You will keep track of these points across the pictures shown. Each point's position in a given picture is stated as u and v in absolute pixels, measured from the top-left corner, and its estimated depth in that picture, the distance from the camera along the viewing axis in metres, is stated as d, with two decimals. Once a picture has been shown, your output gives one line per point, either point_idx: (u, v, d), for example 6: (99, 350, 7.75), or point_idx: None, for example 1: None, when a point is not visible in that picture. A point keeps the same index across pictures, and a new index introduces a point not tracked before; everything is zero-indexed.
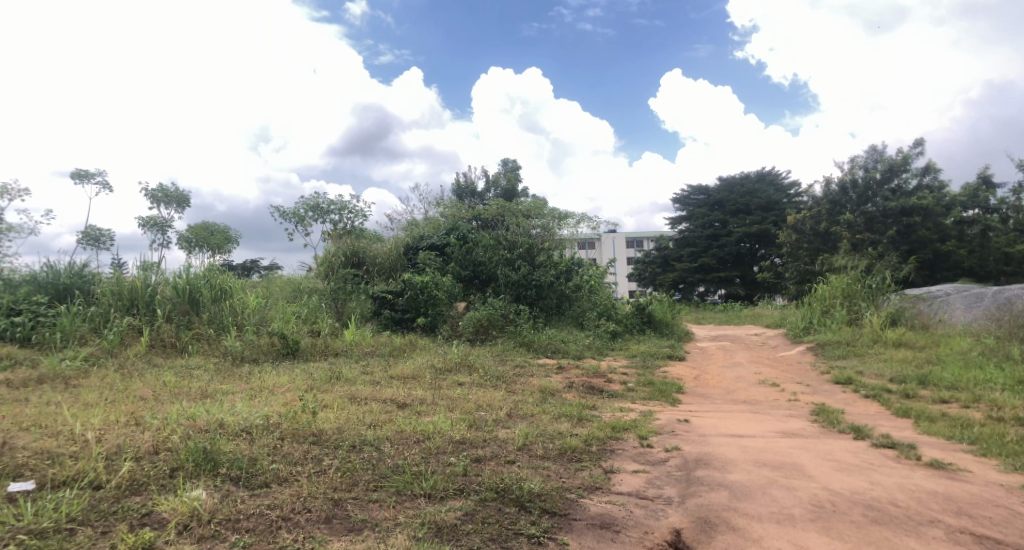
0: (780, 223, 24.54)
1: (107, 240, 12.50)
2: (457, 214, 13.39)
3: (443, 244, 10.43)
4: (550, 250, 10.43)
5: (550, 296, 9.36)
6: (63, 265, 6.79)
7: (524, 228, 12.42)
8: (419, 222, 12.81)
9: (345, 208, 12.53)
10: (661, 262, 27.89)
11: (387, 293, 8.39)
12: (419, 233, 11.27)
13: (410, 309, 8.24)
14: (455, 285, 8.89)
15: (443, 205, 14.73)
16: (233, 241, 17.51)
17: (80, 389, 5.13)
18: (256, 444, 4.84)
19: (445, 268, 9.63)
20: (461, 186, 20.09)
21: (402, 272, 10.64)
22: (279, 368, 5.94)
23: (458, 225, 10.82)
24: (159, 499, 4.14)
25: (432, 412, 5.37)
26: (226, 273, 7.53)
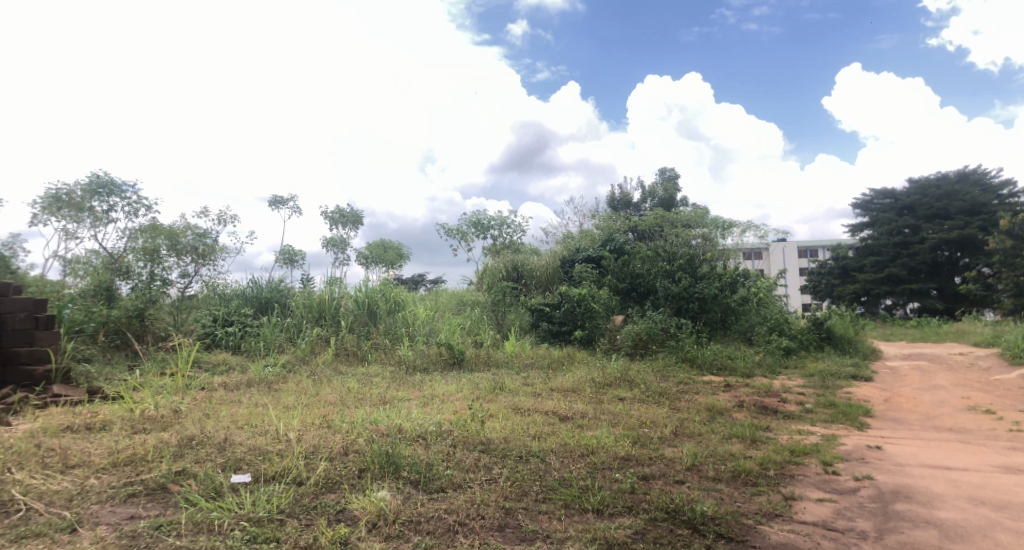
0: (990, 228, 21.66)
1: (301, 259, 13.98)
2: (613, 225, 13.36)
3: (598, 256, 10.46)
4: (713, 260, 10.03)
5: (714, 309, 8.97)
6: (265, 281, 7.69)
7: (684, 239, 12.08)
8: (575, 234, 12.95)
9: (504, 223, 12.96)
10: (839, 272, 26.01)
11: (545, 306, 8.57)
12: (575, 245, 11.37)
13: (568, 322, 8.35)
14: (612, 298, 8.89)
15: (598, 217, 14.76)
16: (404, 257, 18.73)
17: (281, 393, 5.76)
18: (431, 449, 5.14)
19: (602, 280, 9.76)
20: (614, 199, 20.05)
21: (558, 285, 10.89)
22: (447, 378, 6.25)
23: (614, 237, 10.79)
24: (350, 497, 4.53)
25: (595, 426, 5.37)
26: (398, 286, 8.11)
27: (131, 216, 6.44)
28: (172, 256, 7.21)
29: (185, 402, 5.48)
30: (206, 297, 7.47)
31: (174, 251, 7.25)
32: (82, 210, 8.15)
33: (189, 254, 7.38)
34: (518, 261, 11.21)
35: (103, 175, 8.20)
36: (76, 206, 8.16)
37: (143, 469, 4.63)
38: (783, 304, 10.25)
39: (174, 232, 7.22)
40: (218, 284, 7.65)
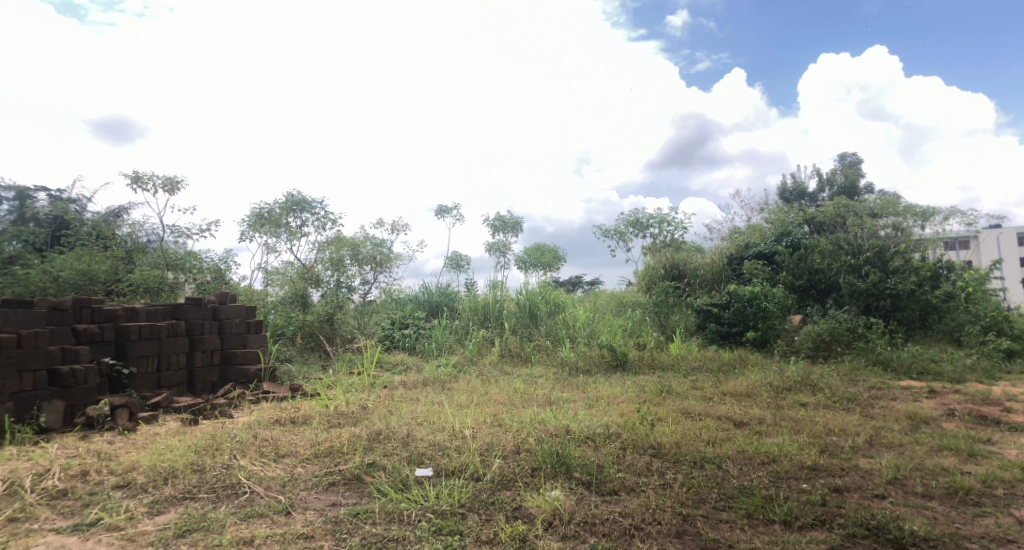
0: None
1: (466, 265, 14.62)
2: (784, 218, 12.58)
3: (771, 252, 9.90)
4: (907, 252, 9.05)
5: (912, 306, 8.14)
6: (435, 286, 8.18)
7: (871, 230, 11.05)
8: (741, 229, 12.33)
9: (665, 221, 12.67)
10: None
11: (712, 306, 8.25)
12: (744, 241, 10.83)
13: (738, 322, 7.99)
14: (788, 297, 8.38)
15: (767, 210, 13.96)
16: (561, 261, 18.94)
17: (454, 392, 6.05)
18: (601, 451, 5.11)
19: (775, 278, 9.21)
20: (788, 191, 18.92)
21: (725, 284, 10.37)
22: (611, 379, 6.20)
23: (790, 231, 10.13)
24: (526, 495, 4.64)
25: (775, 433, 5.05)
26: (557, 288, 8.24)
27: (321, 231, 7.12)
28: (354, 264, 7.99)
29: (371, 400, 5.94)
30: (384, 302, 8.08)
31: (356, 260, 8.02)
32: (280, 226, 9.18)
33: (368, 262, 8.08)
34: (678, 260, 11.02)
35: (298, 193, 9.16)
36: (275, 222, 9.18)
37: (340, 461, 5.08)
38: (999, 299, 9.02)
39: (355, 243, 7.94)
40: (396, 290, 8.25)
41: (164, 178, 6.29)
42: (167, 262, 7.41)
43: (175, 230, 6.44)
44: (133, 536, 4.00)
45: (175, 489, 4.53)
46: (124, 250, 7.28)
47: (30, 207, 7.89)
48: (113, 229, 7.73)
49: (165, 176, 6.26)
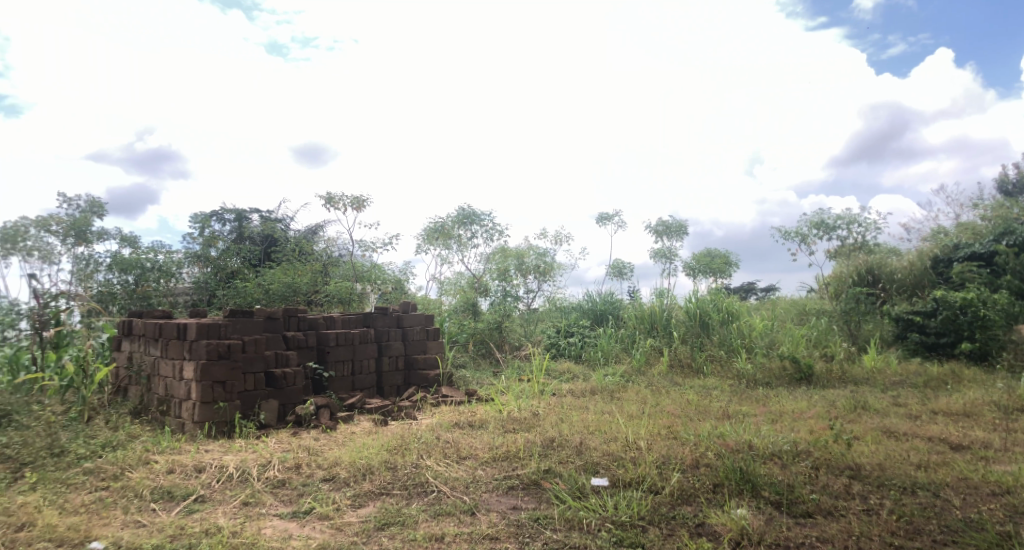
0: None
1: (627, 272, 14.47)
2: (1004, 213, 11.05)
3: (989, 253, 8.81)
4: None
5: None
6: (600, 294, 8.24)
7: None
8: (947, 227, 11.00)
9: (854, 222, 11.64)
10: None
11: (915, 315, 7.49)
12: (951, 241, 9.66)
13: (948, 332, 7.21)
14: (1014, 303, 7.41)
15: (982, 205, 12.34)
16: (731, 265, 18.06)
17: (624, 401, 5.96)
18: (790, 470, 4.74)
19: (997, 282, 8.20)
20: (1006, 182, 16.65)
21: (930, 289, 9.34)
22: (796, 394, 5.79)
23: (1014, 226, 8.84)
24: (709, 512, 4.41)
25: (1006, 461, 4.41)
26: (730, 295, 7.87)
27: (489, 242, 7.40)
28: (519, 275, 8.27)
29: (541, 406, 6.02)
30: (550, 312, 8.25)
31: (521, 271, 8.30)
32: (452, 237, 9.70)
33: (531, 271, 8.41)
34: (873, 263, 10.18)
35: (468, 207, 9.61)
36: (447, 234, 9.70)
37: (518, 465, 5.20)
38: None
39: (520, 253, 8.35)
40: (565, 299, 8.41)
41: (353, 198, 6.88)
42: (356, 274, 8.11)
43: (361, 245, 7.02)
44: (341, 525, 4.38)
45: (372, 485, 4.91)
46: (320, 263, 8.08)
47: (246, 227, 9.00)
48: (311, 244, 8.61)
49: (353, 195, 6.85)
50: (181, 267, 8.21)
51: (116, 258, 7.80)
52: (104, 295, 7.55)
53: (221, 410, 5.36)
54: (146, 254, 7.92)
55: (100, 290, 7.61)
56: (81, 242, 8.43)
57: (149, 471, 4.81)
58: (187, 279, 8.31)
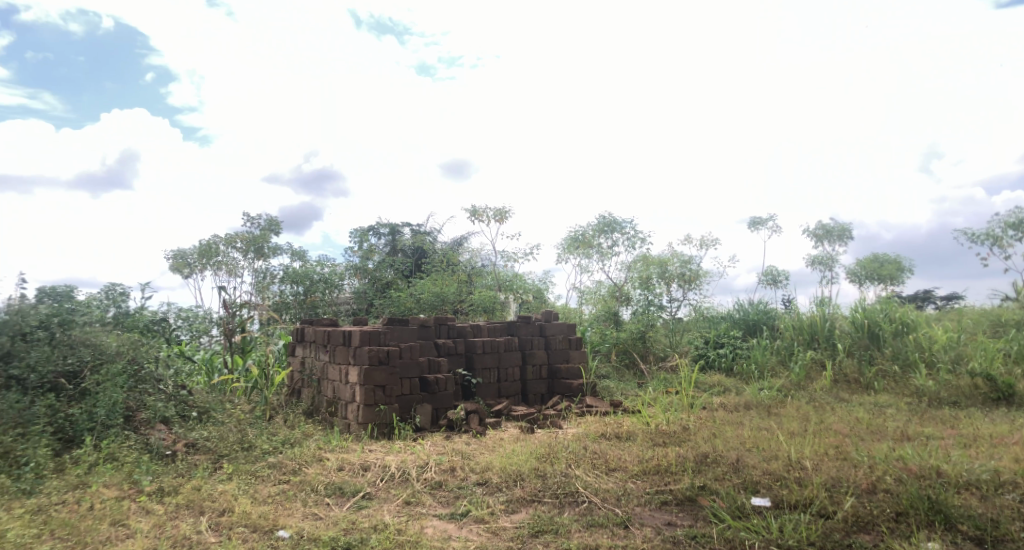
0: None
1: (781, 280, 13.66)
2: None
3: None
4: None
5: None
6: (752, 304, 7.86)
7: None
8: None
9: None
10: None
11: None
12: None
13: None
14: None
15: None
16: (903, 270, 16.42)
17: (783, 417, 5.58)
18: (991, 503, 4.16)
19: None
20: None
21: None
22: (993, 416, 5.12)
23: None
24: (893, 542, 3.93)
25: None
26: (904, 305, 7.16)
27: (630, 250, 7.29)
28: (661, 282, 8.13)
29: (692, 420, 5.78)
30: (697, 321, 8.09)
31: (663, 278, 8.16)
32: (593, 246, 9.71)
33: (675, 279, 8.21)
34: None
35: (609, 215, 9.54)
36: (588, 243, 9.73)
37: (670, 480, 4.98)
38: None
39: (663, 261, 8.18)
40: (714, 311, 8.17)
41: (496, 210, 7.05)
42: (499, 284, 8.35)
43: (504, 255, 7.18)
44: (496, 530, 4.46)
45: (524, 491, 4.96)
46: (466, 274, 8.39)
47: (399, 240, 9.49)
48: (458, 255, 8.99)
49: (495, 207, 7.03)
50: (342, 279, 8.85)
51: (289, 271, 8.59)
52: (279, 305, 8.44)
53: (382, 412, 5.73)
54: (314, 267, 8.67)
55: (276, 300, 8.52)
56: (260, 256, 9.33)
57: (322, 468, 5.27)
58: (347, 289, 8.94)
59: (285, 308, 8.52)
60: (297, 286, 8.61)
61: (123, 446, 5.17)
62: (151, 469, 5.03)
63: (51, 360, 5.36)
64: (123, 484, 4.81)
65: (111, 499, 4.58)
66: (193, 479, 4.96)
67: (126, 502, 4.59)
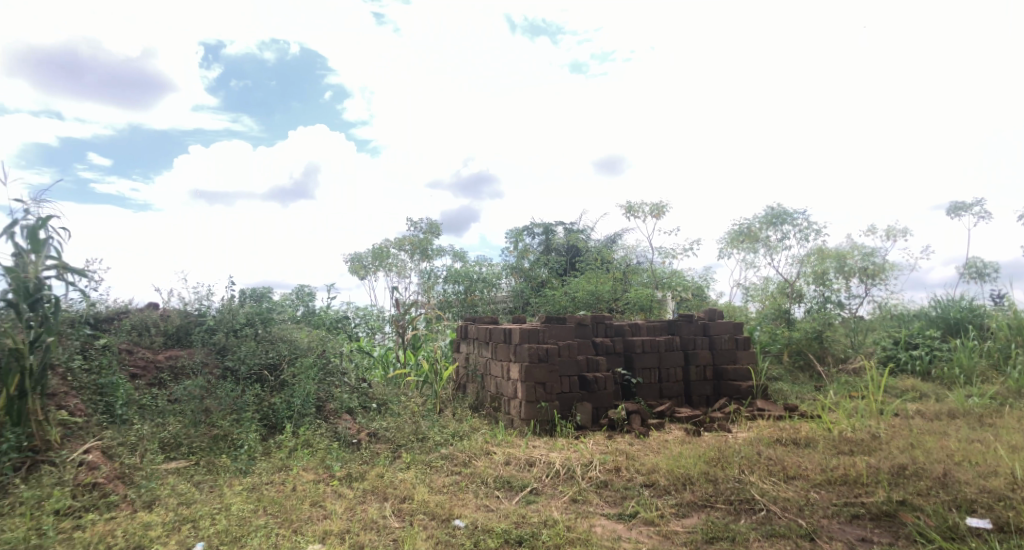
0: None
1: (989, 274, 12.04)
2: None
3: None
4: None
5: None
6: (954, 301, 7.09)
7: None
8: None
9: None
10: None
11: None
12: None
13: None
14: None
15: None
16: None
17: (1002, 429, 4.89)
18: None
19: None
20: None
21: None
22: None
23: None
24: None
25: None
26: None
27: (804, 242, 6.82)
28: (840, 277, 7.69)
29: (883, 428, 5.24)
30: (885, 320, 7.44)
31: (842, 272, 7.73)
32: (759, 240, 9.21)
33: (856, 274, 7.79)
34: None
35: (778, 206, 8.96)
36: (754, 237, 9.26)
37: (862, 493, 4.50)
38: None
39: (841, 254, 7.73)
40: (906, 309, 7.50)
41: (652, 205, 6.88)
42: (657, 282, 8.20)
43: (661, 251, 7.00)
44: (668, 534, 4.31)
45: (695, 495, 4.74)
46: (622, 272, 8.31)
47: (553, 239, 9.63)
48: (612, 253, 8.96)
49: (652, 203, 6.84)
50: (500, 278, 9.12)
51: (451, 271, 9.00)
52: (443, 303, 8.79)
53: (543, 409, 5.79)
54: (474, 267, 9.02)
55: (440, 299, 8.92)
56: (425, 258, 9.89)
57: (490, 461, 5.44)
58: (505, 288, 9.18)
59: (447, 307, 8.88)
60: (458, 285, 9.00)
61: (316, 433, 5.73)
62: (340, 455, 5.51)
63: (257, 354, 6.18)
64: (319, 468, 5.32)
65: (309, 482, 5.08)
66: (376, 466, 5.37)
67: (321, 485, 5.06)
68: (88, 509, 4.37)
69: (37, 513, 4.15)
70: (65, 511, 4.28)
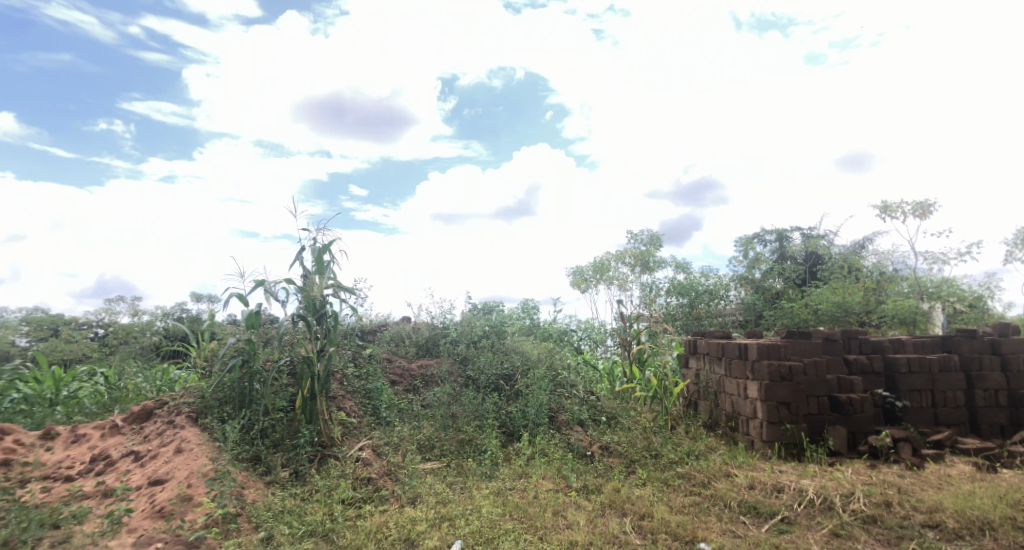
0: None
1: None
2: None
3: None
4: None
5: None
6: None
7: None
8: None
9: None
10: None
11: None
12: None
13: None
14: None
15: None
16: None
17: None
18: None
19: None
20: None
21: None
22: None
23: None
24: None
25: None
26: None
27: None
28: None
29: None
30: None
31: None
32: None
33: None
34: None
35: None
36: None
37: None
38: None
39: None
40: None
41: (914, 205, 6.19)
42: (920, 292, 7.48)
43: (928, 258, 6.18)
44: None
45: (999, 543, 4.00)
46: (874, 282, 7.58)
47: (788, 247, 9.01)
48: (862, 260, 8.37)
49: (914, 202, 6.14)
50: (729, 289, 8.82)
51: (673, 283, 8.87)
52: (667, 316, 8.68)
53: (788, 431, 5.35)
54: (699, 280, 8.79)
55: (664, 312, 8.82)
56: (646, 270, 9.83)
57: (732, 483, 5.10)
58: (734, 301, 8.82)
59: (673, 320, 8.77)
60: (683, 297, 8.83)
61: (551, 443, 5.90)
62: (576, 467, 5.60)
63: (494, 365, 6.59)
64: (556, 478, 5.45)
65: (549, 491, 5.22)
66: (612, 480, 5.35)
67: (561, 495, 5.16)
68: (366, 500, 4.94)
69: (329, 501, 4.78)
70: (349, 501, 4.87)
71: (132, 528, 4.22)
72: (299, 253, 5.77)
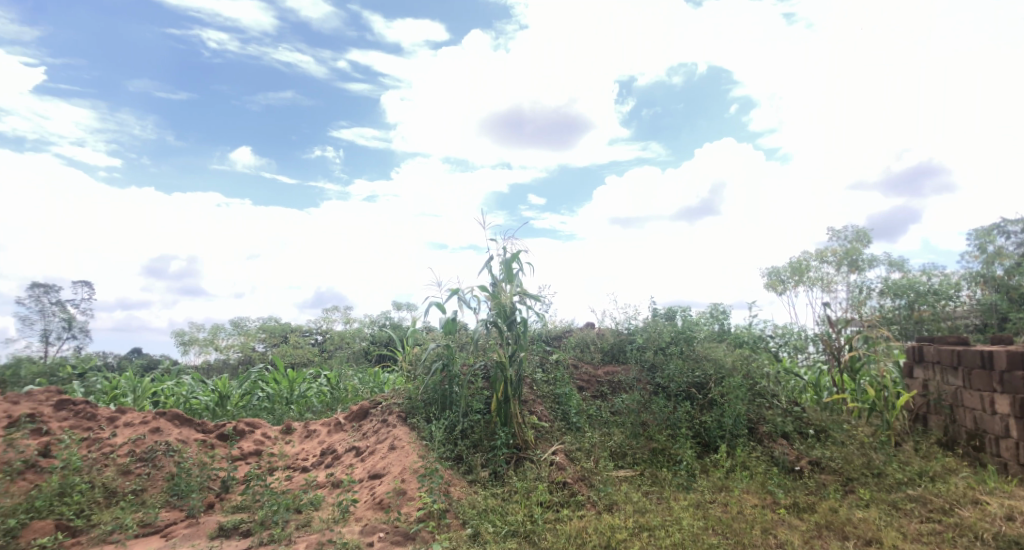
0: None
1: None
2: None
3: None
4: None
5: None
6: None
7: None
8: None
9: None
10: None
11: None
12: None
13: None
14: None
15: None
16: None
17: None
18: None
19: None
20: None
21: None
22: None
23: None
24: None
25: None
26: None
27: None
28: None
29: None
30: None
31: None
32: None
33: None
34: None
35: None
36: None
37: None
38: None
39: None
40: None
41: None
42: None
43: None
44: None
45: None
46: None
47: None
48: None
49: None
50: (959, 289, 8.07)
51: (889, 285, 8.48)
52: (886, 321, 7.85)
53: None
54: (920, 279, 8.31)
55: (886, 316, 8.08)
56: (853, 269, 9.11)
57: (983, 512, 4.37)
58: (968, 301, 8.02)
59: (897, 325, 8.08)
60: (900, 300, 8.11)
61: (752, 455, 5.54)
62: (783, 483, 5.18)
63: (685, 372, 6.34)
64: (761, 493, 5.06)
65: (755, 507, 4.84)
66: (828, 500, 4.86)
67: (768, 512, 4.77)
68: (564, 505, 4.95)
69: (528, 502, 4.85)
70: (548, 504, 4.90)
71: (358, 517, 4.60)
72: (488, 262, 5.99)
